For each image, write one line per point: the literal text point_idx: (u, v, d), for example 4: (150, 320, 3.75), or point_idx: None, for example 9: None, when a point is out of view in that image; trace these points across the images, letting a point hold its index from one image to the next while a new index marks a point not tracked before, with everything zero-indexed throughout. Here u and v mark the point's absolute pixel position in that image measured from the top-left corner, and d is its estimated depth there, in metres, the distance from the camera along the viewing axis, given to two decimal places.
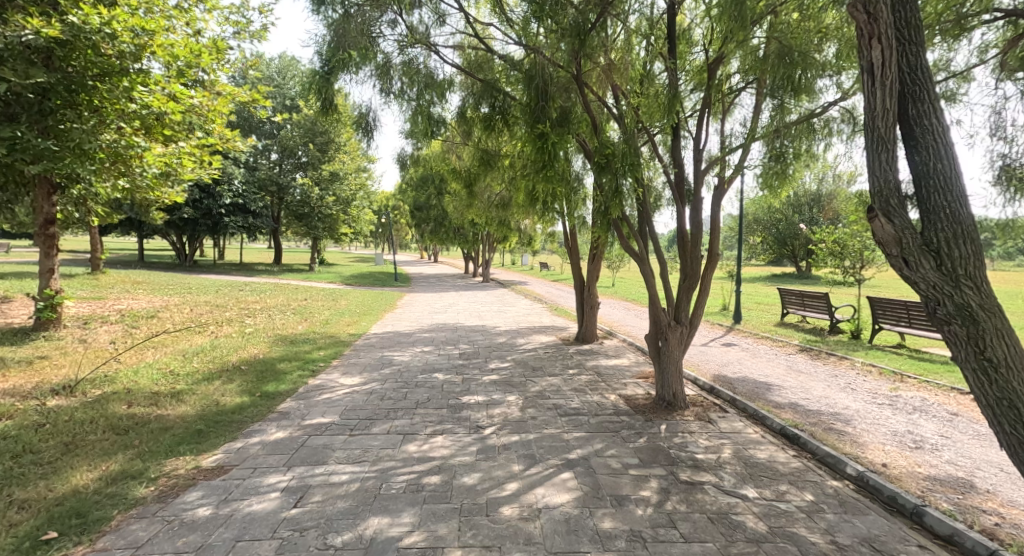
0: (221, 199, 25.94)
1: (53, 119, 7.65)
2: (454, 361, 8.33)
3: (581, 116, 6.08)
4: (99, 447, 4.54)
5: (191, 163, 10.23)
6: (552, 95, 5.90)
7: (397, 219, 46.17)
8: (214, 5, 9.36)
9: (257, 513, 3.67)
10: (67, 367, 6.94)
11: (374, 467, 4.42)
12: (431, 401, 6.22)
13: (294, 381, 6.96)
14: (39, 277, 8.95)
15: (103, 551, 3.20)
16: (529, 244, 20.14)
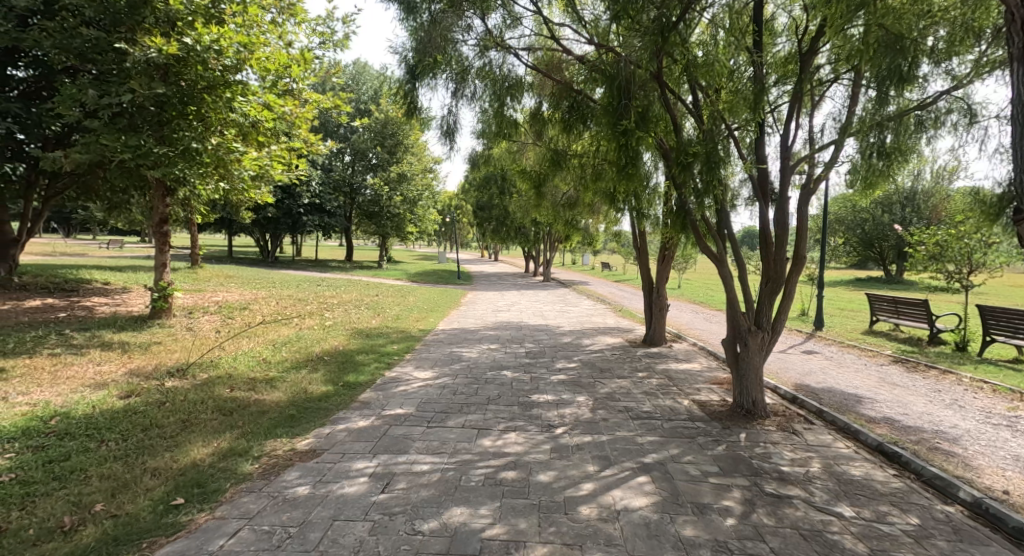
0: (301, 199, 27.54)
1: (166, 128, 8.38)
2: (521, 359, 8.42)
3: (661, 114, 5.88)
4: (210, 425, 4.96)
5: (281, 166, 10.95)
6: (634, 94, 5.61)
7: (462, 218, 47.23)
8: (303, 18, 9.92)
9: (349, 496, 3.88)
10: (179, 353, 7.63)
11: (453, 459, 4.55)
12: (502, 397, 6.32)
13: (372, 372, 7.29)
14: (154, 271, 9.85)
15: (220, 519, 3.50)
16: (592, 245, 19.91)
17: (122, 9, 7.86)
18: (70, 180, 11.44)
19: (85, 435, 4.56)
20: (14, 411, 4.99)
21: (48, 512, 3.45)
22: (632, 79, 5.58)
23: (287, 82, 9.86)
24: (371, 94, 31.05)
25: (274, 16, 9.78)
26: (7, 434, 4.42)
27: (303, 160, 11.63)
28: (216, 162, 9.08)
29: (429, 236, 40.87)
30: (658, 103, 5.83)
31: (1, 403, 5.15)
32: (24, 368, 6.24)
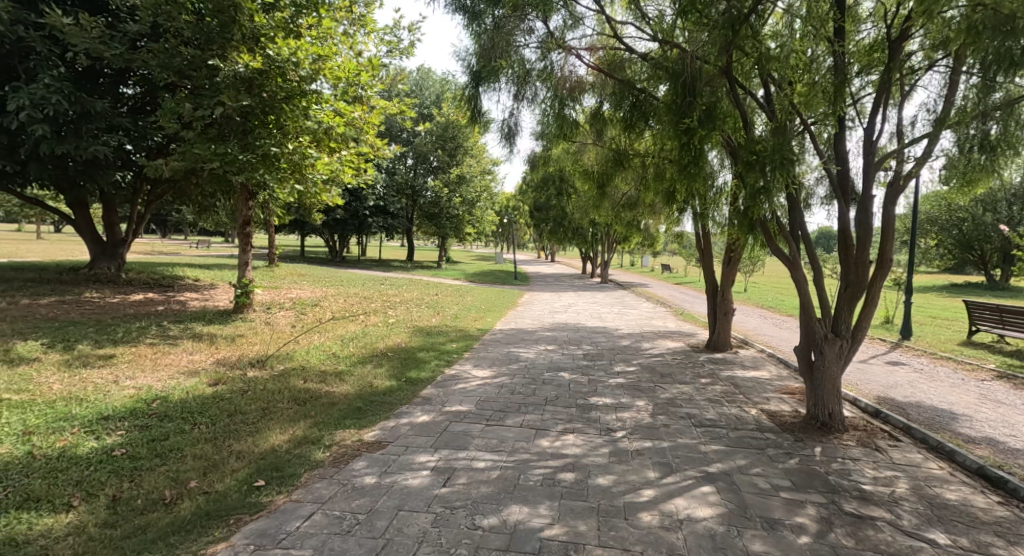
0: (366, 202, 28.75)
1: (249, 137, 8.97)
2: (579, 360, 8.40)
3: (730, 110, 5.70)
4: (286, 414, 5.30)
5: (351, 170, 11.48)
6: (700, 91, 5.46)
7: (520, 219, 47.52)
8: (372, 28, 10.34)
9: (412, 488, 4.03)
10: (259, 345, 8.18)
11: (511, 457, 4.63)
12: (560, 399, 6.33)
13: (433, 369, 7.52)
14: (238, 268, 10.56)
15: (296, 502, 3.74)
16: (652, 246, 19.49)
17: (215, 28, 8.52)
18: (168, 187, 12.54)
19: (180, 417, 5.00)
20: (123, 392, 5.53)
21: (152, 485, 3.80)
22: (700, 75, 5.45)
23: (358, 89, 10.30)
24: (433, 99, 31.87)
25: (346, 27, 10.24)
26: (118, 414, 4.92)
27: (371, 165, 12.12)
28: (293, 167, 9.67)
29: (487, 237, 41.36)
30: (727, 99, 5.65)
31: (112, 385, 5.72)
32: (130, 355, 6.90)
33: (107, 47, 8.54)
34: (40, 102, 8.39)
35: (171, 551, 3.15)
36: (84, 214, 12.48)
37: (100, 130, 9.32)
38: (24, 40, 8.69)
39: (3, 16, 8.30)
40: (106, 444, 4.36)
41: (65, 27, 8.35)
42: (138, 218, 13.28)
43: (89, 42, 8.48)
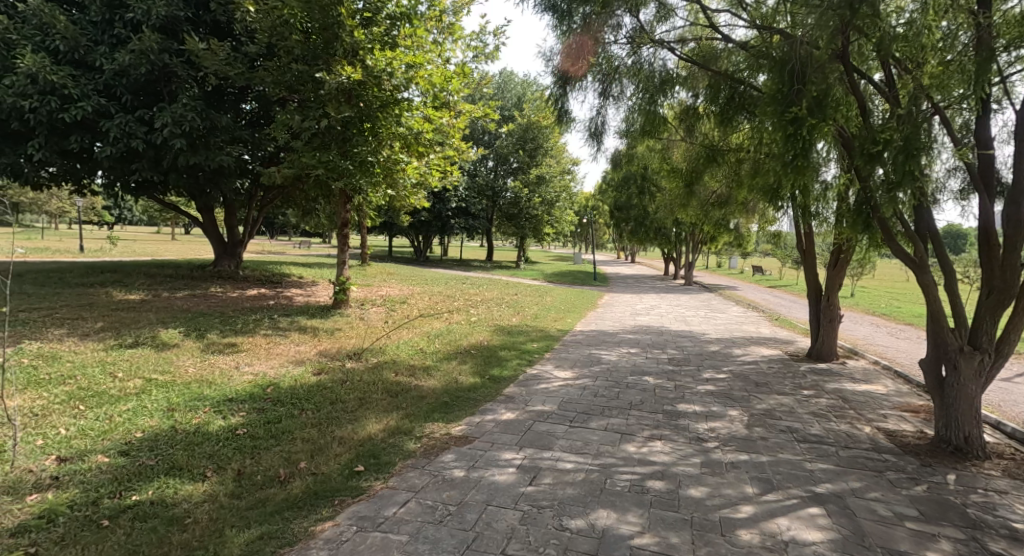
0: (449, 203, 29.64)
1: (348, 144, 9.54)
2: (664, 365, 8.11)
3: (844, 97, 5.25)
4: (381, 404, 5.57)
5: (438, 173, 11.83)
6: (811, 79, 5.03)
7: (600, 219, 46.84)
8: (460, 36, 10.59)
9: (499, 484, 4.07)
10: (355, 338, 8.68)
11: (597, 461, 4.54)
12: (646, 403, 6.14)
13: (515, 368, 7.58)
14: (336, 266, 11.24)
15: (392, 489, 3.91)
16: (742, 247, 18.42)
17: (320, 45, 9.24)
18: (278, 192, 13.63)
19: (291, 403, 5.40)
20: (243, 378, 6.07)
21: (267, 463, 4.13)
22: (810, 59, 5.05)
23: (446, 95, 10.58)
24: (514, 101, 32.22)
25: (436, 36, 10.56)
26: (240, 397, 5.41)
27: (456, 168, 12.43)
28: (386, 172, 10.23)
29: (566, 237, 41.10)
30: (840, 86, 5.19)
31: (234, 371, 6.30)
32: (248, 344, 7.56)
33: (232, 68, 9.47)
34: (179, 118, 9.46)
35: (286, 525, 3.39)
36: (211, 218, 13.87)
37: (225, 142, 10.35)
38: (168, 65, 9.85)
39: (153, 46, 9.44)
40: (231, 423, 4.80)
41: (200, 52, 9.35)
42: (253, 220, 14.58)
43: (219, 64, 9.43)
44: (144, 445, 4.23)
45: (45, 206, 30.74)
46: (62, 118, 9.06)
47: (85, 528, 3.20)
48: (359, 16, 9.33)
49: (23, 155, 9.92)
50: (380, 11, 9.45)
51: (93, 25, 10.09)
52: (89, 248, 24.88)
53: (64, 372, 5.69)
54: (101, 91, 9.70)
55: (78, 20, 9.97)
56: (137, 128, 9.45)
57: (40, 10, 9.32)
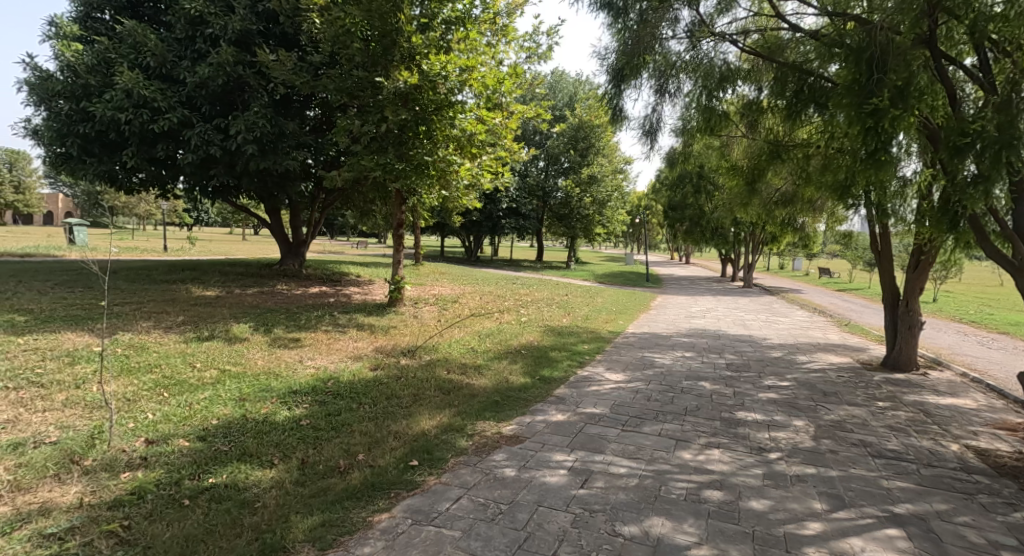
0: (500, 204, 29.88)
1: (404, 147, 9.79)
2: (721, 370, 7.86)
3: (931, 83, 4.90)
4: (434, 401, 5.69)
5: (490, 173, 11.92)
6: (892, 67, 4.71)
7: (653, 219, 45.88)
8: (514, 37, 10.62)
9: (550, 485, 4.07)
10: (409, 336, 8.90)
11: (651, 467, 4.46)
12: (702, 410, 5.96)
13: (565, 369, 7.55)
14: (392, 266, 11.55)
15: (445, 485, 3.99)
16: (808, 247, 17.54)
17: (379, 51, 9.54)
18: (337, 194, 14.13)
19: (349, 397, 5.61)
20: (306, 371, 6.36)
21: (328, 454, 4.30)
22: (890, 46, 4.75)
23: (499, 96, 10.64)
24: (566, 101, 32.06)
25: (489, 38, 10.65)
26: (303, 389, 5.67)
27: (508, 168, 12.47)
28: (439, 174, 10.41)
29: (617, 237, 40.50)
30: (926, 72, 4.92)
31: (298, 364, 6.62)
32: (310, 339, 7.90)
33: (298, 77, 9.94)
34: (250, 125, 10.01)
35: (346, 514, 3.52)
36: (276, 219, 14.56)
37: (292, 148, 10.87)
38: (241, 76, 10.45)
39: (228, 59, 10.05)
40: (295, 414, 5.04)
41: (270, 62, 9.86)
42: (315, 221, 15.20)
43: (286, 73, 9.91)
44: (219, 431, 4.52)
45: (134, 209, 33.31)
46: (151, 128, 9.82)
47: (169, 506, 3.44)
48: (416, 21, 9.54)
49: (115, 162, 10.79)
50: (436, 15, 9.69)
51: (177, 41, 10.86)
52: (171, 248, 26.77)
53: (150, 361, 6.16)
54: (183, 102, 10.42)
55: (165, 37, 10.76)
56: (214, 135, 10.09)
57: (133, 29, 10.13)
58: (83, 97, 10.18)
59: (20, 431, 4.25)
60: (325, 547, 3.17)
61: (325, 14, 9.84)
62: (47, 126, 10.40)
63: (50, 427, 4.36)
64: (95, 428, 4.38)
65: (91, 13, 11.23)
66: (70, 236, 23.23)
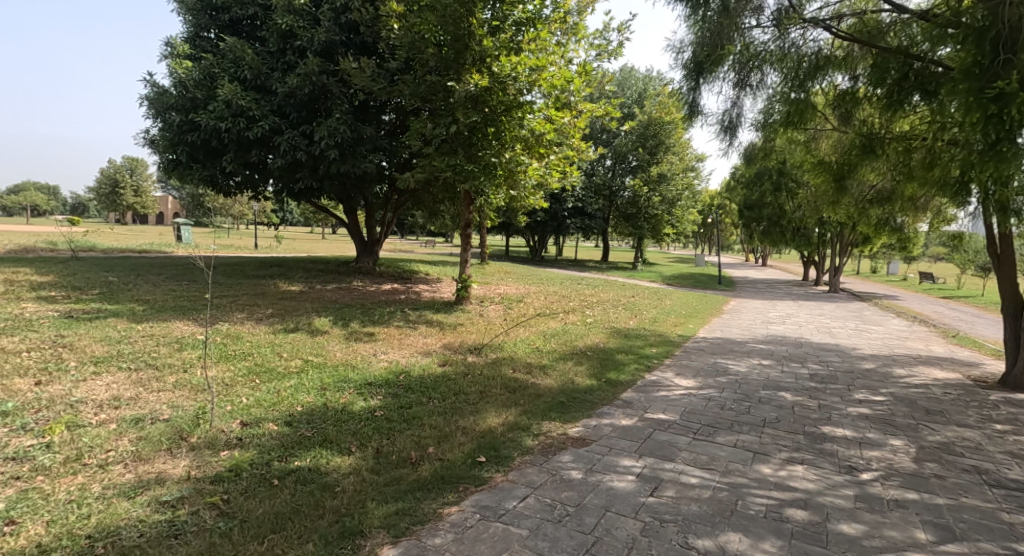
0: (566, 203, 29.80)
1: (474, 148, 9.96)
2: (804, 381, 7.41)
3: None
4: (500, 399, 5.75)
5: (558, 173, 11.85)
6: (1019, 48, 4.23)
7: (725, 219, 44.08)
8: (584, 35, 10.64)
9: (618, 490, 4.01)
10: (476, 333, 9.07)
11: (725, 479, 4.27)
12: (783, 422, 5.64)
13: (633, 373, 7.40)
14: (459, 265, 11.78)
15: (512, 483, 4.02)
16: (905, 250, 16.17)
17: (451, 56, 9.70)
18: (409, 195, 14.60)
19: (420, 391, 5.79)
20: (380, 364, 6.64)
21: (400, 445, 4.46)
22: (1020, 23, 4.29)
23: (568, 96, 10.58)
24: (635, 98, 31.31)
25: (559, 37, 10.64)
26: (377, 381, 5.92)
27: (576, 167, 12.36)
28: (507, 174, 10.58)
29: (687, 237, 39.20)
30: None
31: (373, 357, 6.91)
32: (383, 334, 8.22)
33: (376, 83, 10.35)
34: (333, 130, 10.56)
35: (417, 505, 3.63)
36: (353, 219, 15.25)
37: (369, 151, 11.35)
38: (325, 84, 11.04)
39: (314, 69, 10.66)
40: (371, 405, 5.27)
41: (351, 70, 10.35)
42: (388, 221, 15.76)
43: (365, 80, 10.36)
44: (303, 418, 4.80)
45: (229, 210, 36.04)
46: (246, 135, 10.60)
47: (260, 485, 3.69)
48: (488, 25, 9.68)
49: (216, 168, 11.74)
50: (507, 18, 9.81)
51: (270, 54, 11.63)
52: (259, 244, 28.88)
53: (245, 350, 6.65)
54: (274, 111, 11.16)
55: (260, 51, 11.57)
56: (300, 141, 10.73)
57: (233, 45, 10.96)
58: (191, 108, 11.15)
59: (139, 408, 4.72)
60: (398, 535, 3.29)
61: (404, 21, 10.19)
62: (161, 135, 11.50)
63: (163, 405, 4.80)
64: (200, 409, 4.77)
65: (199, 32, 12.26)
66: (176, 232, 25.66)
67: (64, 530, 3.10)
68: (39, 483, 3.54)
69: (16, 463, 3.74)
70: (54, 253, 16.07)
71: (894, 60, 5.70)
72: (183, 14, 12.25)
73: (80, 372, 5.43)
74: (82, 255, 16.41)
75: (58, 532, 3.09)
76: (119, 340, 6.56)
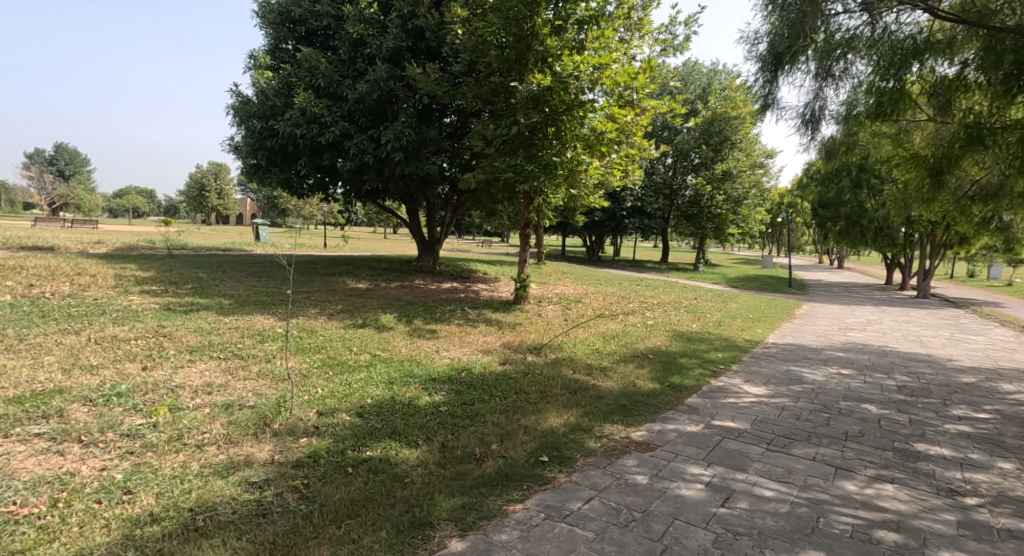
0: (624, 203, 29.59)
1: (534, 148, 9.97)
2: (890, 393, 6.89)
3: None
4: (560, 400, 5.71)
5: (619, 172, 11.64)
6: None
7: (797, 218, 41.80)
8: (649, 30, 10.36)
9: (687, 499, 3.88)
10: (535, 333, 9.08)
11: (804, 494, 4.05)
12: (868, 437, 5.27)
13: (698, 378, 7.14)
14: (518, 265, 11.80)
15: (575, 484, 3.99)
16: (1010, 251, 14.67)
17: (514, 57, 9.73)
18: (469, 195, 14.79)
19: (481, 388, 5.85)
20: (442, 360, 6.78)
21: (463, 441, 4.52)
22: None
23: (631, 94, 10.36)
24: (699, 92, 30.23)
25: (623, 34, 10.43)
26: (441, 378, 6.03)
27: (638, 165, 12.06)
28: (568, 173, 10.50)
29: (754, 238, 37.50)
30: None
31: (436, 354, 7.06)
32: (444, 331, 8.39)
33: (439, 86, 10.53)
34: (398, 133, 10.88)
35: (483, 500, 3.67)
36: (415, 219, 15.63)
37: (432, 153, 11.60)
38: (392, 90, 11.38)
39: (382, 75, 11.02)
40: (435, 400, 5.38)
41: (417, 75, 10.62)
42: (448, 222, 16.02)
43: (430, 84, 10.59)
44: (373, 410, 4.97)
45: (301, 211, 38.07)
46: (319, 140, 11.11)
47: (337, 472, 3.86)
48: (551, 24, 9.67)
49: (292, 171, 12.39)
50: (570, 17, 9.74)
51: (342, 62, 12.13)
52: (328, 243, 30.35)
53: (318, 343, 6.99)
54: (345, 116, 11.63)
55: (332, 59, 12.10)
56: (368, 145, 11.12)
57: (309, 55, 11.50)
58: (271, 116, 11.84)
59: (229, 395, 5.06)
60: (465, 529, 3.33)
61: (468, 25, 10.31)
62: (244, 141, 12.28)
63: (249, 393, 5.12)
64: (281, 397, 5.05)
65: (279, 44, 12.97)
66: (254, 232, 27.41)
67: (171, 502, 3.37)
68: (149, 459, 3.86)
69: (129, 439, 4.10)
70: (151, 251, 17.51)
71: (1008, 39, 5.31)
72: (265, 28, 13.00)
73: (178, 359, 5.89)
74: (176, 252, 17.81)
75: (167, 503, 3.36)
76: (210, 332, 7.07)
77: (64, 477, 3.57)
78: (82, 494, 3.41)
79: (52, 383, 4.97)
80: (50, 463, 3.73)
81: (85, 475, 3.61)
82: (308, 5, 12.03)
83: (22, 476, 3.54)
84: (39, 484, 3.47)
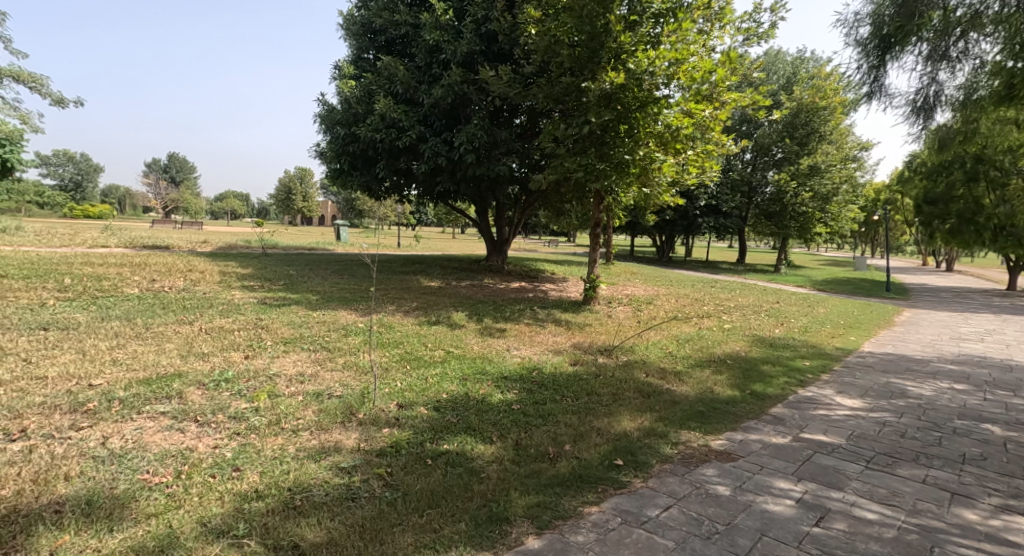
0: (698, 202, 28.51)
1: (606, 146, 9.82)
2: (1015, 413, 6.14)
3: None
4: (634, 403, 5.56)
5: (696, 170, 11.18)
6: None
7: (894, 216, 38.44)
8: (730, 19, 9.92)
9: (775, 515, 3.65)
10: (606, 334, 8.93)
11: (913, 519, 3.70)
12: (991, 461, 4.72)
13: (783, 387, 6.72)
14: (587, 265, 11.63)
15: (653, 490, 3.87)
16: None
17: (587, 55, 9.54)
18: (538, 196, 14.77)
19: (553, 388, 5.83)
20: (513, 359, 6.81)
21: (536, 440, 4.52)
22: None
23: (711, 88, 9.93)
24: (783, 83, 28.56)
25: (702, 25, 10.06)
26: (513, 376, 6.06)
27: (717, 162, 11.51)
28: (640, 172, 10.25)
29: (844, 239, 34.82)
30: None
31: (507, 353, 7.10)
32: (514, 330, 8.45)
33: (512, 88, 10.61)
34: (471, 136, 11.06)
35: (559, 500, 3.65)
36: (484, 220, 15.83)
37: (504, 154, 11.71)
38: (466, 93, 11.57)
39: (456, 79, 11.23)
40: (508, 398, 5.41)
41: (490, 78, 10.74)
42: (516, 222, 16.09)
43: (503, 86, 10.69)
44: (450, 405, 5.08)
45: (378, 211, 39.85)
46: (396, 144, 11.52)
47: (417, 463, 3.97)
48: (625, 20, 9.50)
49: (371, 175, 12.92)
50: (646, 11, 9.51)
51: (419, 68, 12.50)
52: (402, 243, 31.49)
53: (396, 338, 7.24)
54: (420, 121, 11.99)
55: (410, 66, 12.50)
56: (442, 148, 11.39)
57: (389, 63, 11.96)
58: (353, 122, 12.42)
59: (319, 384, 5.35)
60: (543, 526, 3.32)
61: (541, 25, 10.29)
62: (329, 147, 12.96)
63: (336, 383, 5.39)
64: (364, 389, 5.27)
65: (361, 54, 13.55)
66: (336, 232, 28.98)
67: (273, 481, 3.61)
68: (252, 440, 4.16)
69: (236, 421, 4.44)
70: (247, 250, 18.93)
71: None
72: (348, 40, 13.65)
73: (274, 349, 6.32)
74: (267, 250, 19.14)
75: (269, 482, 3.59)
76: (301, 325, 7.53)
77: (185, 451, 3.92)
78: (200, 468, 3.73)
79: (172, 367, 5.49)
80: (173, 439, 4.11)
81: (202, 452, 3.95)
82: (388, 15, 12.56)
83: (152, 449, 3.93)
84: (165, 456, 3.84)
